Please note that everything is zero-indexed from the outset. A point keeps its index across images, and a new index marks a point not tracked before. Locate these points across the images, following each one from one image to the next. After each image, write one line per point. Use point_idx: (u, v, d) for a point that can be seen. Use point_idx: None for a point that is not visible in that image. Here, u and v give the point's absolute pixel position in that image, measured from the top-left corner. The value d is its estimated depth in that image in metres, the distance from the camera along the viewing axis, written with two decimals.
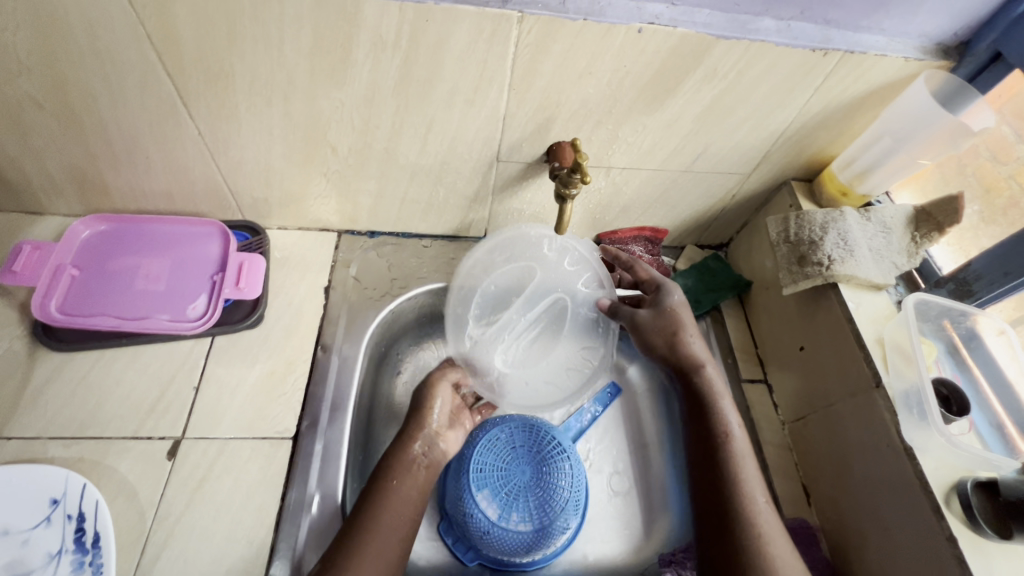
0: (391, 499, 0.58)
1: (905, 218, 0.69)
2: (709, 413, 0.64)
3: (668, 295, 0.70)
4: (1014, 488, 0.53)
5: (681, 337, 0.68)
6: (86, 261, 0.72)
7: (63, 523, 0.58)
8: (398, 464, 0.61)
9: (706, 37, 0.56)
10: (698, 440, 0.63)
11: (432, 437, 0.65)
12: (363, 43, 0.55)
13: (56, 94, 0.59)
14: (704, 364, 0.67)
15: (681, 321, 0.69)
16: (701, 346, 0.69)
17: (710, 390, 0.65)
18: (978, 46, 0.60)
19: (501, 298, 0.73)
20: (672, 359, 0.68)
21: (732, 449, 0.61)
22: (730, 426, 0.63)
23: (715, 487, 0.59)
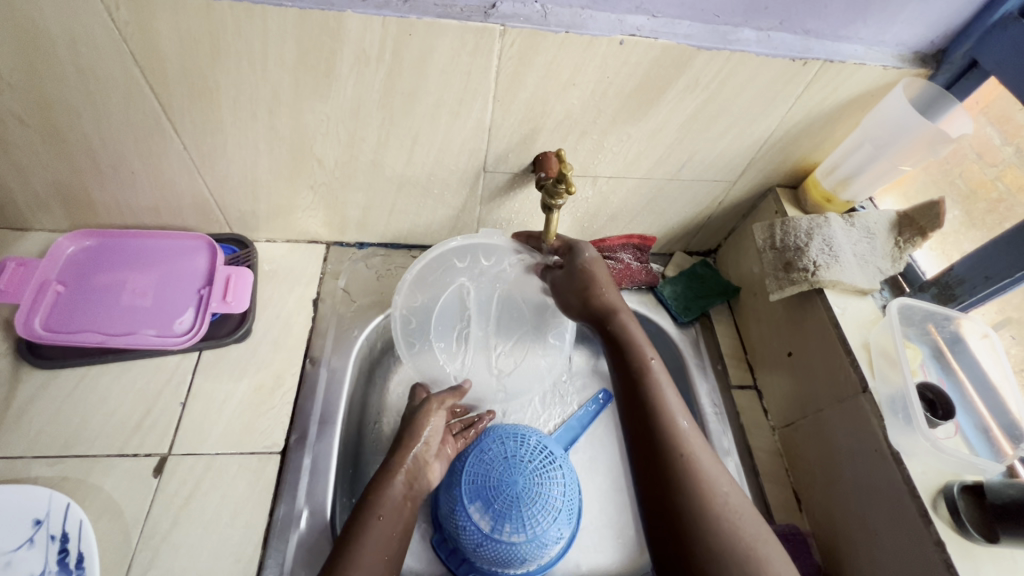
0: (368, 541, 0.55)
1: (888, 223, 0.70)
2: (627, 353, 0.62)
3: (580, 253, 0.69)
4: (1003, 492, 0.53)
5: (594, 288, 0.66)
6: (72, 277, 0.72)
7: (46, 544, 0.57)
8: (380, 496, 0.59)
9: (687, 49, 0.57)
10: (624, 380, 0.61)
11: (418, 468, 0.63)
12: (347, 57, 0.55)
13: (39, 110, 0.58)
14: (619, 310, 0.65)
15: (593, 274, 0.67)
16: (616, 293, 0.67)
17: (627, 331, 0.63)
18: (954, 54, 0.61)
19: (460, 324, 0.82)
20: (592, 311, 0.66)
21: (655, 389, 0.59)
22: (648, 361, 0.61)
23: (643, 425, 0.57)
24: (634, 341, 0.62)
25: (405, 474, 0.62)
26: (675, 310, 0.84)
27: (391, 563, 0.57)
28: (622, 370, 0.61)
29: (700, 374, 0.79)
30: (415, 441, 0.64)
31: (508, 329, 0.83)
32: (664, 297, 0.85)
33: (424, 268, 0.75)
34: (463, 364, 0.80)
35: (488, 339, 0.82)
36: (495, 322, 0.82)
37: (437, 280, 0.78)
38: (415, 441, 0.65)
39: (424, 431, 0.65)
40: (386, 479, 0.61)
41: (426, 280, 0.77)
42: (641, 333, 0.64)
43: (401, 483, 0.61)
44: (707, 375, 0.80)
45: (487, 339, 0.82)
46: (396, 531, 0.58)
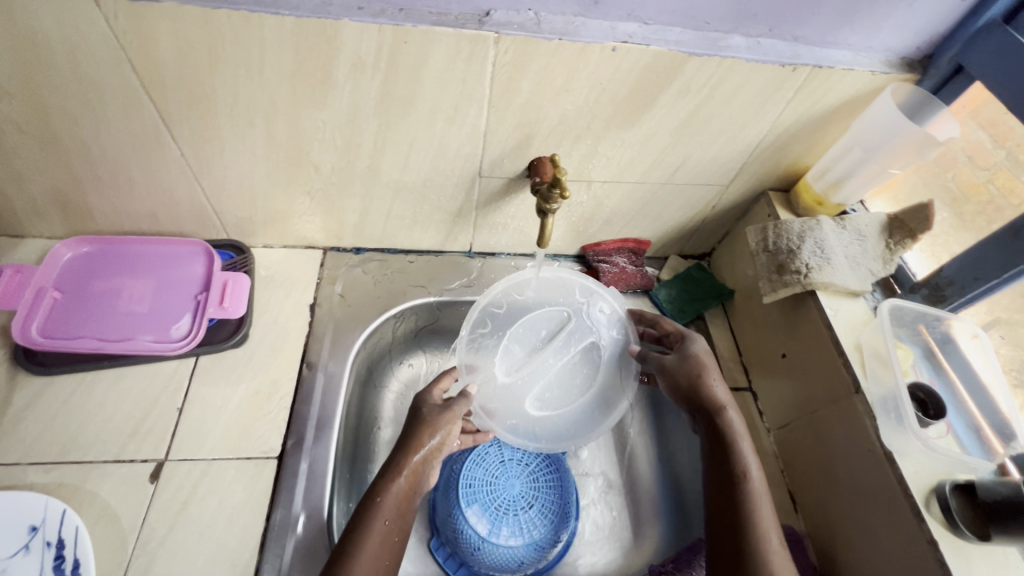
0: (371, 545, 0.53)
1: (879, 226, 0.70)
2: (729, 452, 0.59)
3: (694, 342, 0.67)
4: (992, 489, 0.53)
5: (705, 379, 0.64)
6: (69, 284, 0.72)
7: (41, 551, 0.56)
8: (385, 496, 0.56)
9: (678, 55, 0.58)
10: (718, 478, 0.59)
11: (424, 466, 0.59)
12: (343, 65, 0.56)
13: (38, 118, 0.59)
14: (726, 407, 0.62)
15: (704, 364, 0.65)
16: (725, 389, 0.64)
17: (731, 431, 0.60)
18: (940, 59, 0.62)
19: (537, 340, 0.74)
20: (695, 400, 0.63)
21: (753, 494, 0.57)
22: (751, 471, 0.58)
23: (732, 526, 0.55)
24: (739, 446, 0.60)
25: (409, 474, 0.58)
26: (671, 313, 0.87)
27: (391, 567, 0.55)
28: (721, 472, 0.59)
29: None
30: (428, 437, 0.60)
31: (579, 374, 0.74)
32: (659, 300, 0.88)
33: (546, 285, 0.76)
34: (510, 376, 0.72)
35: (553, 372, 0.74)
36: (569, 361, 0.74)
37: (536, 296, 0.76)
38: (429, 438, 0.60)
39: (443, 429, 0.60)
40: (389, 480, 0.57)
41: (526, 287, 0.75)
42: (745, 435, 0.61)
43: (403, 485, 0.57)
44: None
45: (551, 370, 0.74)
46: (398, 536, 0.56)
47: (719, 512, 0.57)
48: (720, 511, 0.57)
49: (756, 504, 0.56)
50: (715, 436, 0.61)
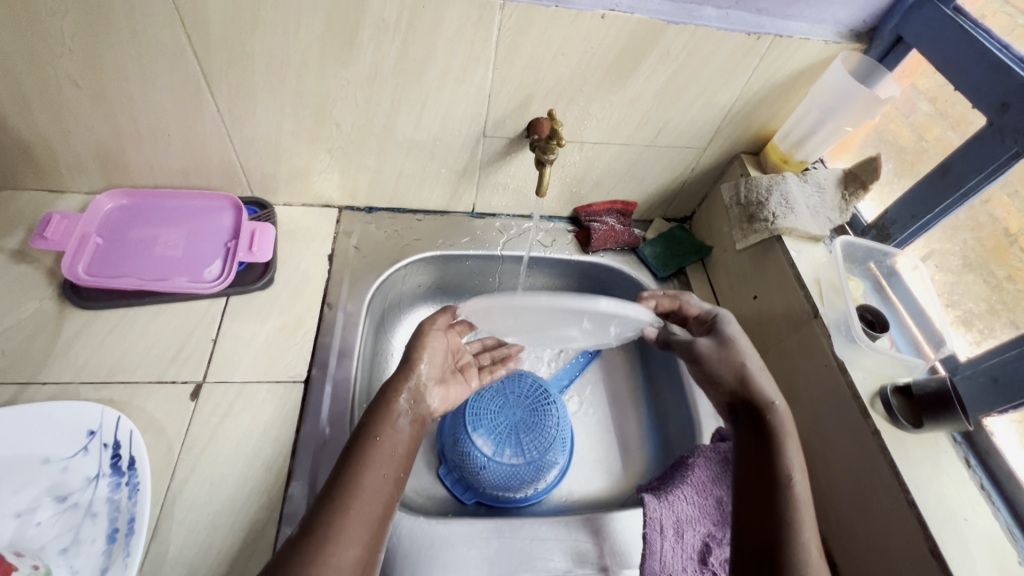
0: (374, 458, 0.58)
1: (836, 180, 0.80)
2: (776, 453, 0.62)
3: (726, 325, 0.70)
4: (924, 386, 0.62)
5: (747, 371, 0.66)
6: (109, 231, 0.79)
7: (99, 451, 0.62)
8: (385, 413, 0.62)
9: (658, 22, 0.67)
10: (761, 479, 0.61)
11: (418, 391, 0.66)
12: (368, 27, 0.64)
13: (93, 73, 0.66)
14: (776, 401, 0.65)
15: (741, 349, 0.67)
16: (770, 381, 0.66)
17: (780, 429, 0.63)
18: (883, 30, 0.72)
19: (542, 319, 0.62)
20: (739, 392, 0.66)
21: (793, 492, 0.60)
22: (793, 474, 0.61)
23: (769, 521, 0.58)
24: (786, 442, 0.62)
25: (408, 395, 0.64)
26: (655, 266, 0.95)
27: (398, 478, 0.60)
28: (764, 466, 0.62)
29: None
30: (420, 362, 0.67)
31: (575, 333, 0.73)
32: (644, 256, 0.95)
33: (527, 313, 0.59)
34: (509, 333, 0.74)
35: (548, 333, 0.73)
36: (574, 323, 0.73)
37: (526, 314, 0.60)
38: (419, 364, 0.67)
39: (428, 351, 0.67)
40: (389, 402, 0.62)
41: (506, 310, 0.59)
42: (791, 434, 0.64)
43: (405, 402, 0.63)
44: None
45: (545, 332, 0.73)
46: (401, 449, 0.61)
47: (752, 501, 0.61)
48: (753, 504, 0.60)
49: (797, 505, 0.59)
50: (761, 431, 0.64)
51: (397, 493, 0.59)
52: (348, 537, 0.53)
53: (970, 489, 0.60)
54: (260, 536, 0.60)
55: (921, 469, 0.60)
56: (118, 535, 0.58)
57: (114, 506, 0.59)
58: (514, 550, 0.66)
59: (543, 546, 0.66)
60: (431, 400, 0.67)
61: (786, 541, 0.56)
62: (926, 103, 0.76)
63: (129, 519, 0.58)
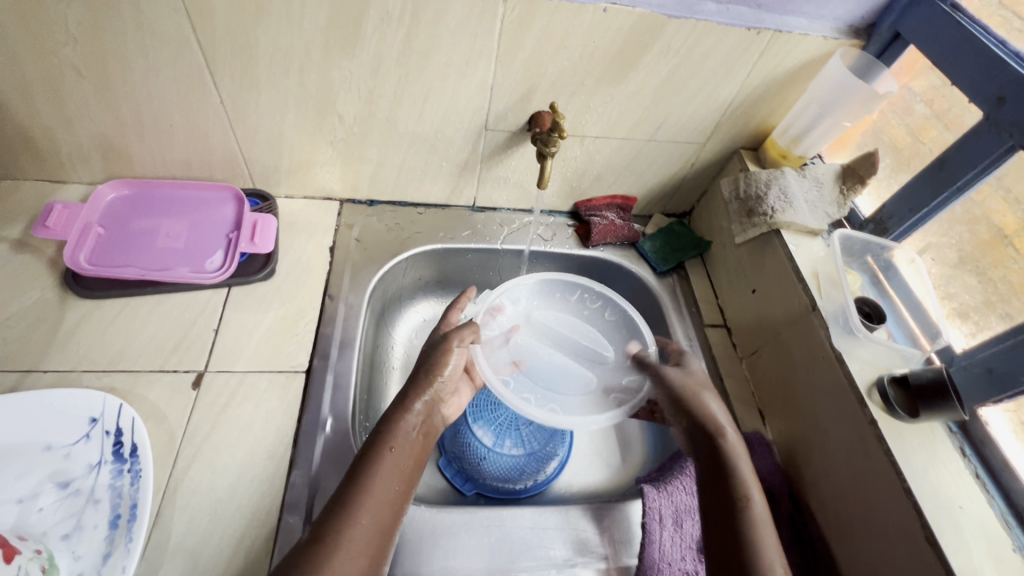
0: (382, 470, 0.59)
1: (834, 175, 0.81)
2: (732, 477, 0.62)
3: (693, 360, 0.73)
4: (920, 375, 0.63)
5: (706, 397, 0.68)
6: (110, 221, 0.79)
7: (101, 438, 0.62)
8: (399, 425, 0.62)
9: (660, 16, 0.67)
10: (717, 503, 0.61)
11: (434, 404, 0.67)
12: (372, 18, 0.65)
13: (97, 63, 0.66)
14: (726, 427, 0.66)
15: (703, 383, 0.70)
16: (722, 408, 0.68)
17: (730, 453, 0.64)
18: (881, 27, 0.73)
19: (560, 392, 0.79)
20: (694, 416, 0.67)
21: (753, 513, 0.59)
22: (752, 493, 0.61)
23: (732, 546, 0.57)
24: (739, 465, 0.63)
25: (423, 405, 0.66)
26: (654, 261, 0.95)
27: (406, 492, 0.60)
28: (720, 491, 0.61)
29: (676, 315, 0.91)
30: (441, 370, 0.68)
31: (574, 299, 0.88)
32: (643, 250, 0.96)
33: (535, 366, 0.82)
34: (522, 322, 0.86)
35: (557, 320, 0.87)
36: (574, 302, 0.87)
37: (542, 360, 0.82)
38: (441, 373, 0.68)
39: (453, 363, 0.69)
40: (403, 412, 0.64)
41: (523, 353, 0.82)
42: (743, 454, 0.64)
43: (418, 413, 0.65)
44: (683, 315, 0.91)
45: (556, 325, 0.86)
46: (411, 461, 0.62)
47: (713, 522, 0.60)
48: (718, 530, 0.59)
49: (757, 525, 0.59)
50: (714, 455, 0.64)
51: (405, 501, 0.60)
52: (352, 549, 0.53)
53: (965, 478, 0.61)
54: (262, 524, 0.60)
55: (918, 458, 0.61)
56: (120, 521, 0.58)
57: (116, 493, 0.60)
58: (515, 539, 0.66)
59: (544, 535, 0.67)
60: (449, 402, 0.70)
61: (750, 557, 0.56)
62: (923, 105, 0.76)
63: (131, 506, 0.59)
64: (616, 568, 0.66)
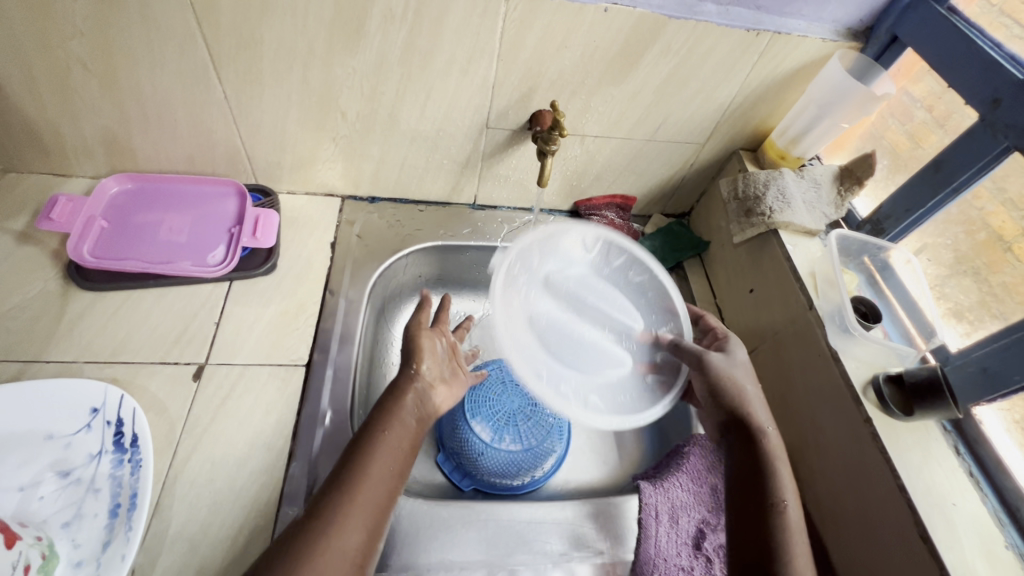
0: (381, 451, 0.59)
1: (832, 176, 0.81)
2: (769, 479, 0.60)
3: (735, 348, 0.71)
4: (914, 372, 0.64)
5: (747, 393, 0.66)
6: (114, 214, 0.80)
7: (102, 428, 0.63)
8: (394, 410, 0.63)
9: (660, 17, 0.68)
10: (750, 505, 0.59)
11: (424, 391, 0.67)
12: (376, 16, 0.66)
13: (102, 57, 0.67)
14: (766, 427, 0.64)
15: (746, 376, 0.67)
16: (764, 408, 0.66)
17: (769, 454, 0.62)
18: (879, 30, 0.74)
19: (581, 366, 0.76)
20: (734, 411, 0.65)
21: (787, 518, 0.57)
22: (786, 498, 0.59)
23: (765, 551, 0.55)
24: (777, 467, 0.61)
25: (413, 394, 0.65)
26: None
27: (402, 472, 0.60)
28: (756, 492, 0.59)
29: None
30: (420, 360, 0.68)
31: (594, 256, 0.84)
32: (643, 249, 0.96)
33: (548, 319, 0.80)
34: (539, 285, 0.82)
35: (579, 286, 0.84)
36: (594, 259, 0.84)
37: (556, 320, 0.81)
38: (420, 362, 0.68)
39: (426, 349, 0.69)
40: (395, 398, 0.64)
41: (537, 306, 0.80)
42: (782, 458, 0.62)
43: (411, 401, 0.64)
44: None
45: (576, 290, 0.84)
46: (406, 446, 0.62)
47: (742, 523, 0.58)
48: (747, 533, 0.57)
49: (791, 532, 0.57)
50: (752, 454, 0.62)
51: (400, 485, 0.60)
52: (349, 530, 0.53)
53: (959, 476, 0.61)
54: (260, 515, 0.61)
55: (912, 456, 0.61)
56: (120, 510, 0.59)
57: (116, 482, 0.60)
58: (511, 532, 0.66)
59: (540, 529, 0.67)
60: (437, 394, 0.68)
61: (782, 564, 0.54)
62: (922, 110, 0.77)
63: (131, 495, 0.59)
64: (611, 563, 0.66)
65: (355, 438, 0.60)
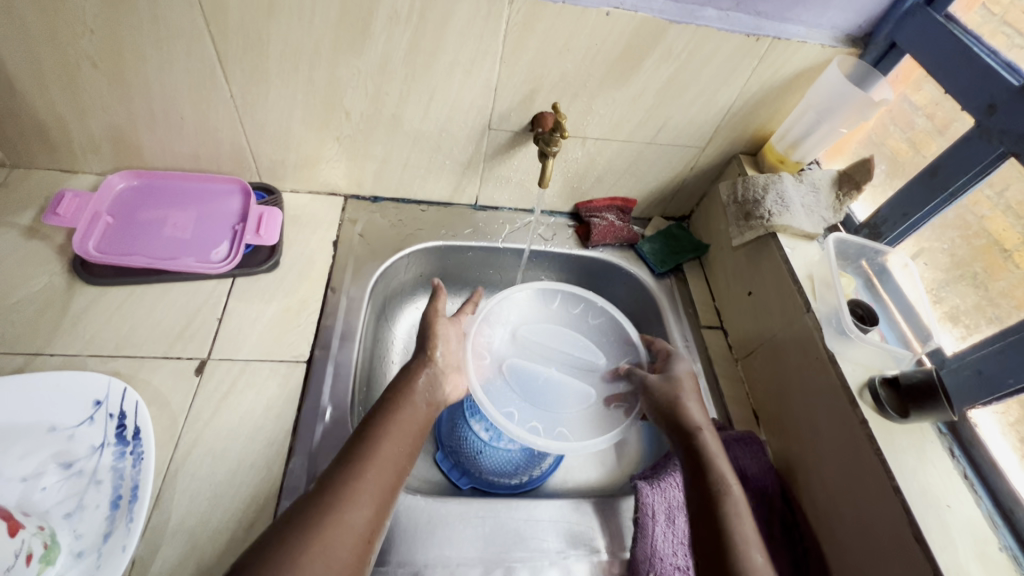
0: (393, 429, 0.61)
1: (830, 180, 0.82)
2: (708, 470, 0.63)
3: (677, 362, 0.74)
4: (909, 376, 0.65)
5: (682, 399, 0.69)
6: (119, 210, 0.81)
7: (105, 421, 0.63)
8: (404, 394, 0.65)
9: (661, 21, 0.69)
10: (697, 498, 0.62)
11: (436, 376, 0.70)
12: (381, 17, 0.67)
13: (112, 56, 0.68)
14: (701, 426, 0.67)
15: (682, 384, 0.71)
16: (699, 410, 0.69)
17: (707, 450, 0.65)
18: (878, 36, 0.75)
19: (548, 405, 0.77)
20: (673, 418, 0.68)
21: (731, 502, 0.60)
22: (729, 485, 0.62)
23: (716, 540, 0.58)
24: (717, 461, 0.64)
25: (426, 377, 0.69)
26: (653, 262, 0.96)
27: (413, 453, 0.62)
28: (697, 482, 0.63)
29: (673, 316, 0.92)
30: (434, 348, 0.71)
31: (559, 305, 0.89)
32: (643, 252, 0.97)
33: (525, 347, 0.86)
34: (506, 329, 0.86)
35: (538, 325, 0.88)
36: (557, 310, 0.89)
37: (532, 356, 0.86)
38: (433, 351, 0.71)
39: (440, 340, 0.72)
40: (409, 380, 0.67)
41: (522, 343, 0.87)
42: (719, 453, 0.65)
43: (422, 384, 0.68)
44: (680, 317, 0.92)
45: (539, 331, 0.88)
46: (417, 427, 0.64)
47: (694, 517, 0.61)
48: (702, 519, 0.60)
49: (738, 516, 0.59)
50: (691, 452, 0.65)
51: (411, 465, 0.61)
52: (360, 505, 0.55)
53: (953, 478, 0.62)
54: (260, 509, 0.61)
55: (907, 458, 0.62)
56: (121, 502, 0.59)
57: (118, 474, 0.61)
58: (508, 529, 0.67)
59: (537, 526, 0.68)
60: (447, 381, 0.72)
61: (731, 549, 0.56)
62: (922, 118, 0.77)
63: (133, 487, 0.60)
64: (608, 561, 0.67)
65: (365, 419, 0.62)
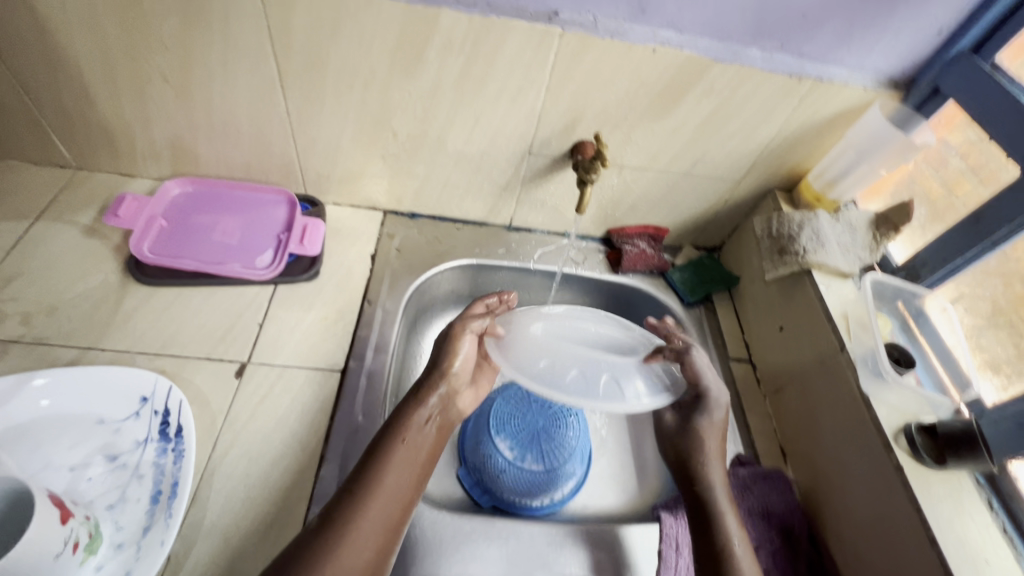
0: (401, 456, 0.62)
1: (867, 221, 0.82)
2: (713, 526, 0.64)
3: (705, 412, 0.73)
4: (947, 426, 0.64)
5: (698, 455, 0.71)
6: (173, 214, 0.85)
7: (150, 417, 0.66)
8: (414, 419, 0.65)
9: (706, 59, 0.71)
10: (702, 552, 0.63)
11: (448, 398, 0.70)
12: (435, 45, 0.70)
13: (181, 71, 0.72)
14: (715, 484, 0.68)
15: (702, 438, 0.72)
16: (718, 468, 0.70)
17: (716, 506, 0.66)
18: (921, 81, 0.75)
19: (599, 351, 0.69)
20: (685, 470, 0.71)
21: (737, 562, 0.61)
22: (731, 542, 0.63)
23: None
24: (725, 518, 0.65)
25: (439, 398, 0.69)
26: (682, 291, 0.96)
27: (419, 482, 0.63)
28: (706, 535, 0.64)
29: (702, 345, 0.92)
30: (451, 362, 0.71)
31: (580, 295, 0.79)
32: (672, 280, 0.97)
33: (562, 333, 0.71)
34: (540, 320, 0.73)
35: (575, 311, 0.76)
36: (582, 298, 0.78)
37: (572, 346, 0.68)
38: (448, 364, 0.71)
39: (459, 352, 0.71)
40: (422, 402, 0.67)
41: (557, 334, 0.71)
42: (728, 509, 0.66)
43: (432, 409, 0.68)
44: (708, 346, 0.92)
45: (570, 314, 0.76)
46: (423, 456, 0.64)
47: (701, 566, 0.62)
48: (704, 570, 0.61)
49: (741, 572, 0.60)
50: (700, 505, 0.67)
51: (417, 492, 0.62)
52: (367, 536, 0.56)
53: (991, 531, 0.61)
54: (290, 513, 0.63)
55: (944, 507, 0.61)
56: (161, 497, 0.62)
57: (159, 469, 0.63)
58: (530, 552, 0.67)
59: (559, 552, 0.68)
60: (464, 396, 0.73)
61: None
62: (958, 160, 0.78)
63: (173, 483, 0.62)
64: None
65: (377, 442, 0.63)
